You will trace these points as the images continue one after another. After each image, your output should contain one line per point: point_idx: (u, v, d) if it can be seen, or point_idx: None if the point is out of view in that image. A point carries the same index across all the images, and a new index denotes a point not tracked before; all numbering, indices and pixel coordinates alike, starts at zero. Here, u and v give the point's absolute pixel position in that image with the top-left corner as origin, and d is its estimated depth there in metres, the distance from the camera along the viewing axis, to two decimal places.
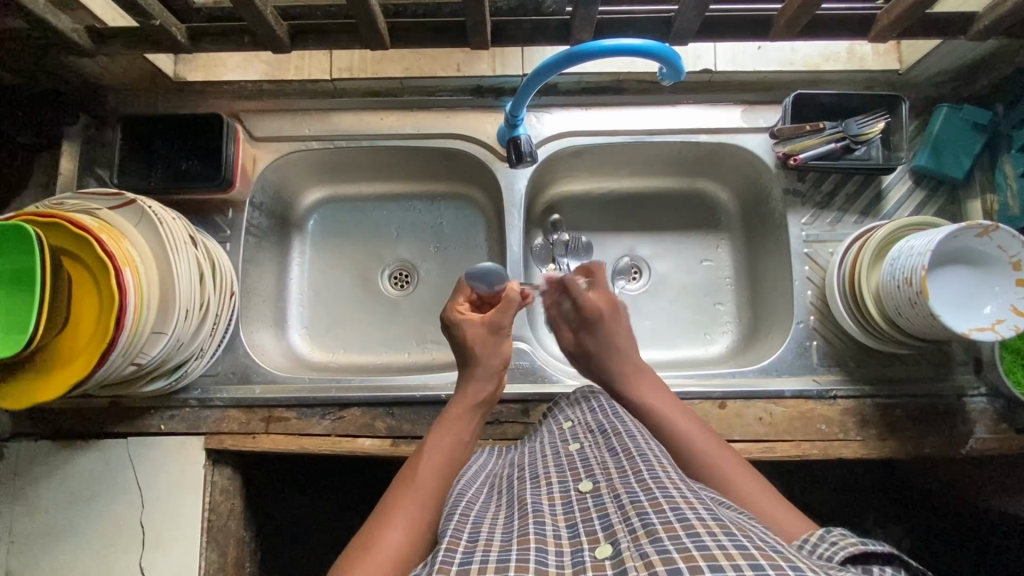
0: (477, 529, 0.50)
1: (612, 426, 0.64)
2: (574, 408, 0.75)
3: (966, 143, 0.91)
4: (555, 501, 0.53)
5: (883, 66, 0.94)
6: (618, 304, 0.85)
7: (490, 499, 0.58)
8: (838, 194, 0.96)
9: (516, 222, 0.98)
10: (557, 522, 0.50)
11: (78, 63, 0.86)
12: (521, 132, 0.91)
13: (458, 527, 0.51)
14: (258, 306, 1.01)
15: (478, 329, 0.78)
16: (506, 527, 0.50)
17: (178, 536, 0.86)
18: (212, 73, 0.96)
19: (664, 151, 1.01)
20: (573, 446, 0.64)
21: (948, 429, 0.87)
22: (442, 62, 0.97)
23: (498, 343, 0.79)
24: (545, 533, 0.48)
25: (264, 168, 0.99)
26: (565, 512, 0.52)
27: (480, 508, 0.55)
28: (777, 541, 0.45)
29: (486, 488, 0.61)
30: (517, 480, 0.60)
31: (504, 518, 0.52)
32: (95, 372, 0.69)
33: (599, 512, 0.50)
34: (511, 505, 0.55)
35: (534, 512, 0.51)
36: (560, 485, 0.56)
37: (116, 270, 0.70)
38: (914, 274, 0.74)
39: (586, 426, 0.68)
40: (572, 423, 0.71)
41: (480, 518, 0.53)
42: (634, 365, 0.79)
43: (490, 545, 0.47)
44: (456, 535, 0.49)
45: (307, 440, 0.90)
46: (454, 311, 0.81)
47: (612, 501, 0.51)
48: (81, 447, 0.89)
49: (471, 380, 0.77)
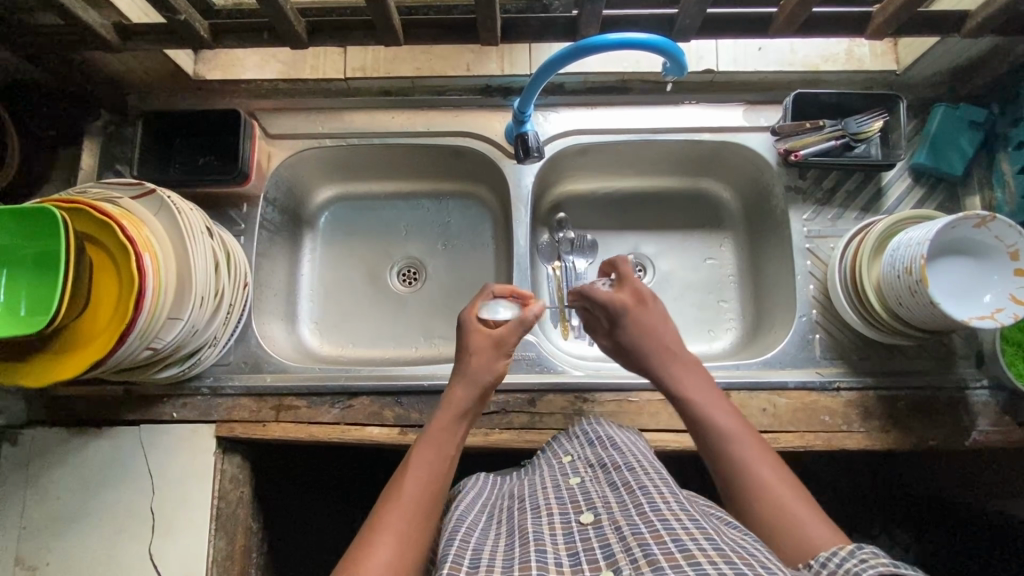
0: (478, 555, 0.52)
1: (612, 460, 0.66)
2: (571, 441, 0.77)
3: (963, 140, 0.93)
4: (556, 532, 0.55)
5: (880, 67, 0.97)
6: (648, 295, 0.82)
7: (489, 527, 0.59)
8: (839, 190, 0.98)
9: (523, 217, 1.00)
10: (558, 551, 0.52)
11: (103, 59, 0.90)
12: (528, 128, 0.94)
13: (459, 552, 0.53)
14: (270, 299, 1.04)
15: (483, 341, 0.78)
16: (507, 553, 0.52)
17: (188, 522, 0.87)
18: (230, 73, 0.99)
19: (667, 150, 1.04)
20: (573, 480, 0.65)
21: (951, 421, 0.88)
22: (453, 62, 1.00)
23: (495, 358, 0.78)
24: (547, 560, 0.50)
25: (278, 164, 1.02)
26: (566, 541, 0.53)
27: (480, 535, 0.57)
28: (779, 569, 0.46)
29: (484, 517, 0.62)
30: (519, 509, 0.62)
31: (505, 546, 0.54)
32: (116, 350, 0.72)
33: (601, 542, 0.52)
34: (512, 534, 0.56)
35: (535, 540, 0.53)
36: (562, 516, 0.57)
37: (136, 254, 0.72)
38: (913, 263, 0.76)
39: (586, 460, 0.70)
40: (571, 456, 0.73)
41: (480, 545, 0.55)
42: (672, 354, 0.77)
43: (492, 570, 0.50)
44: (457, 561, 0.51)
45: (316, 428, 0.91)
46: (471, 315, 0.81)
47: (613, 532, 0.52)
48: (94, 434, 0.91)
49: (461, 384, 0.75)
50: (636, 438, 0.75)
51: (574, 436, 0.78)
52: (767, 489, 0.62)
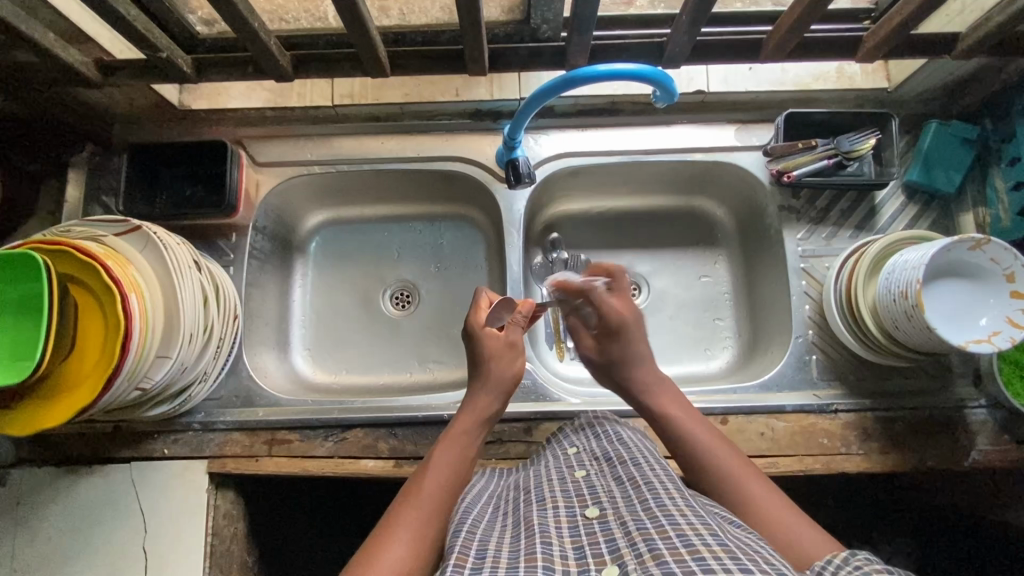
0: (484, 547, 0.51)
1: (617, 454, 0.66)
2: (578, 435, 0.77)
3: (955, 158, 0.93)
4: (561, 524, 0.54)
5: (871, 84, 0.96)
6: (639, 308, 0.81)
7: (496, 519, 0.59)
8: (833, 209, 0.97)
9: (515, 241, 0.99)
10: (564, 544, 0.51)
11: (87, 93, 0.88)
12: (519, 153, 0.93)
13: (465, 544, 0.51)
14: (261, 329, 1.02)
15: (498, 342, 0.76)
16: (513, 545, 0.51)
17: (181, 561, 0.86)
18: (216, 101, 0.98)
19: (659, 170, 1.03)
20: (579, 473, 0.65)
21: (950, 442, 0.88)
22: (441, 88, 0.99)
23: (512, 359, 0.76)
24: (552, 553, 0.49)
25: (267, 192, 1.01)
26: (571, 535, 0.52)
27: (486, 526, 0.56)
28: (783, 563, 0.46)
29: (490, 509, 0.61)
30: (524, 501, 0.61)
31: (511, 537, 0.53)
32: (100, 399, 0.70)
33: (606, 536, 0.51)
34: (518, 526, 0.55)
35: (541, 533, 0.52)
36: (567, 510, 0.57)
37: (123, 296, 0.71)
38: (909, 288, 0.75)
39: (592, 453, 0.70)
40: (577, 449, 0.73)
41: (486, 537, 0.54)
42: (658, 375, 0.77)
43: (498, 562, 0.48)
44: (463, 552, 0.50)
45: (310, 462, 0.90)
46: (477, 322, 0.78)
47: (618, 527, 0.51)
48: (85, 473, 0.89)
49: (479, 393, 0.74)
50: (640, 434, 0.74)
51: (578, 428, 0.78)
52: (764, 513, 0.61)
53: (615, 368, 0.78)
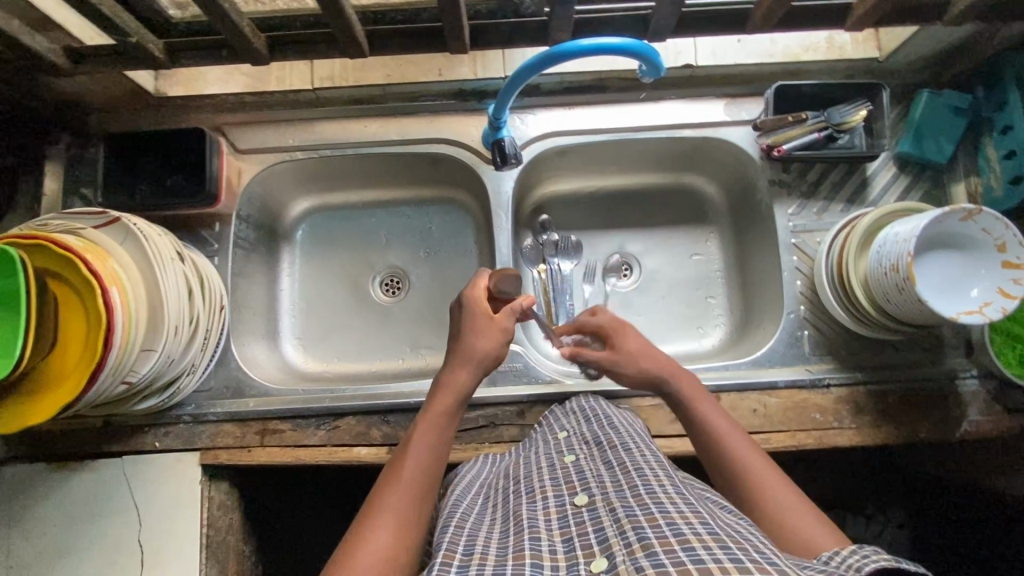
0: (472, 543, 0.52)
1: (607, 439, 0.66)
2: (567, 418, 0.77)
3: (947, 127, 0.92)
4: (550, 516, 0.54)
5: (861, 54, 0.95)
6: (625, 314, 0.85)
7: (485, 511, 0.60)
8: (824, 182, 0.96)
9: (504, 224, 0.98)
10: (553, 537, 0.51)
11: (58, 82, 0.86)
12: (504, 133, 0.90)
13: (453, 540, 0.52)
14: (249, 319, 1.01)
15: (487, 321, 0.74)
16: (502, 542, 0.51)
17: (177, 553, 0.86)
18: (193, 87, 0.96)
19: (648, 148, 1.02)
20: (568, 458, 0.65)
21: (941, 413, 0.88)
22: (424, 67, 0.97)
23: (497, 339, 0.74)
24: (540, 548, 0.49)
25: (249, 180, 0.99)
26: (561, 527, 0.52)
27: (475, 520, 0.57)
28: (773, 550, 0.46)
29: (480, 500, 0.63)
30: (514, 492, 0.61)
31: (500, 533, 0.53)
32: (83, 395, 0.69)
33: (595, 525, 0.50)
34: (507, 520, 0.56)
35: (530, 528, 0.52)
36: (556, 499, 0.57)
37: (103, 287, 0.70)
38: (900, 261, 0.75)
39: (581, 437, 0.70)
40: (566, 433, 0.73)
41: (475, 532, 0.54)
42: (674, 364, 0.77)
43: (485, 558, 0.49)
44: (450, 549, 0.50)
45: (303, 451, 0.90)
46: (473, 296, 0.75)
47: (607, 514, 0.51)
48: (76, 468, 0.88)
49: (460, 370, 0.72)
50: (631, 420, 0.73)
51: (570, 413, 0.79)
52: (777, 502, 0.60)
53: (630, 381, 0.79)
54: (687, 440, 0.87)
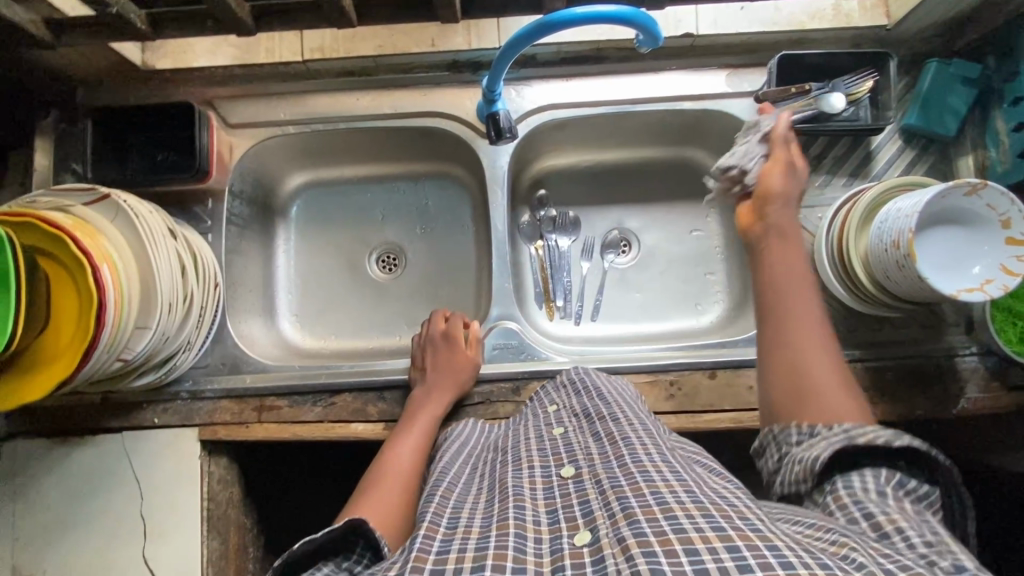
0: (457, 515, 0.52)
1: (596, 410, 0.66)
2: (558, 390, 0.77)
3: (954, 99, 0.89)
4: (536, 486, 0.55)
5: (868, 22, 0.91)
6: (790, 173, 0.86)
7: (472, 480, 0.60)
8: (827, 156, 0.94)
9: (500, 200, 0.97)
10: (537, 507, 0.51)
11: (43, 56, 0.84)
12: (499, 107, 0.88)
13: (437, 513, 0.52)
14: (245, 296, 1.01)
15: (449, 351, 0.89)
16: (487, 511, 0.52)
17: (177, 527, 0.87)
18: (181, 60, 0.94)
19: (648, 120, 1.00)
20: (557, 431, 0.65)
21: (939, 390, 0.87)
22: (417, 37, 0.93)
23: (461, 366, 0.88)
24: (524, 518, 0.49)
25: (241, 155, 0.97)
26: (546, 497, 0.53)
27: (463, 490, 0.58)
28: (757, 514, 0.46)
29: (468, 469, 0.63)
30: (501, 462, 0.62)
31: (485, 502, 0.54)
32: (79, 371, 0.69)
33: (580, 497, 0.51)
34: (492, 489, 0.56)
35: (515, 496, 0.52)
36: (542, 470, 0.57)
37: (92, 267, 0.69)
38: (901, 237, 0.73)
39: (571, 410, 0.70)
40: (556, 406, 0.73)
41: (461, 503, 0.54)
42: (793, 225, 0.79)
43: (469, 531, 0.48)
44: (434, 522, 0.50)
45: (300, 427, 0.90)
46: (438, 332, 0.92)
47: (593, 487, 0.52)
48: (77, 444, 0.90)
49: (433, 389, 0.86)
50: (622, 388, 0.74)
51: (561, 385, 0.78)
52: (819, 374, 0.63)
53: (759, 201, 0.81)
54: (681, 416, 0.87)
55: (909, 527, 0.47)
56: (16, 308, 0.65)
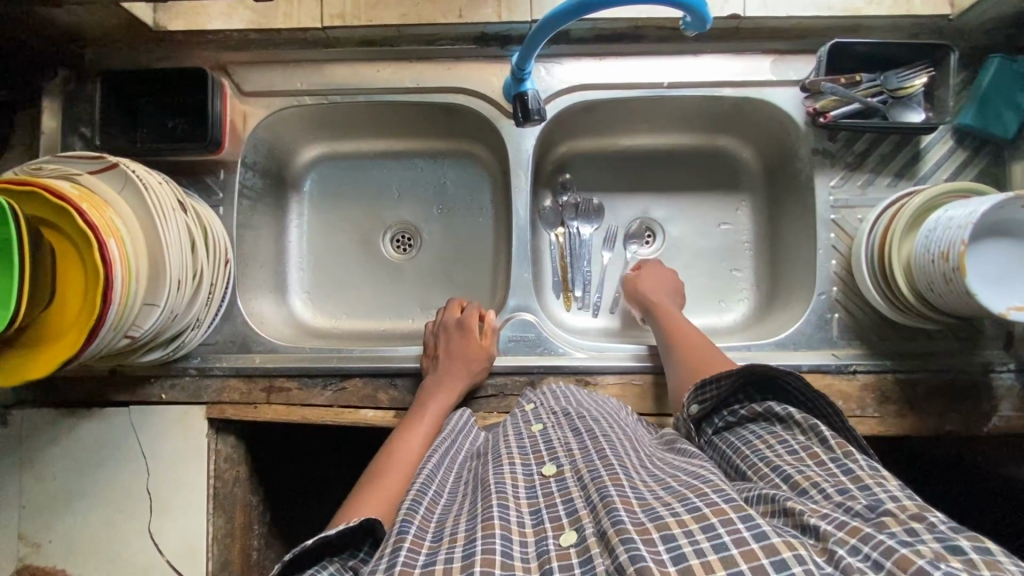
0: (444, 525, 0.49)
1: (576, 409, 0.64)
2: (534, 392, 0.76)
3: (1015, 98, 0.83)
4: (518, 483, 0.52)
5: (931, 11, 0.84)
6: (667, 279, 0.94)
7: (456, 491, 0.58)
8: (872, 153, 0.89)
9: (523, 183, 0.92)
10: (520, 507, 0.49)
11: (50, 12, 0.80)
12: (528, 86, 0.83)
13: (422, 524, 0.49)
14: (256, 271, 0.98)
15: (465, 344, 0.85)
16: (471, 514, 0.49)
17: (183, 503, 0.86)
18: (194, 22, 0.89)
19: (682, 105, 0.94)
20: (535, 427, 0.62)
21: (971, 406, 0.84)
22: (444, 7, 0.88)
23: (473, 356, 0.85)
24: (508, 519, 0.47)
25: (255, 125, 0.93)
26: (529, 497, 0.51)
27: (447, 501, 0.55)
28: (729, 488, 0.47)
29: (453, 478, 0.61)
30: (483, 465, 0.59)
31: (467, 506, 0.51)
32: (86, 348, 0.67)
33: (564, 496, 0.49)
34: (476, 490, 0.54)
35: (498, 493, 0.50)
36: (523, 467, 0.55)
37: (99, 241, 0.66)
38: (951, 248, 0.69)
39: (550, 408, 0.68)
40: (533, 405, 0.70)
41: (445, 515, 0.52)
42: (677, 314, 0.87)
43: (456, 538, 0.46)
44: (418, 535, 0.47)
45: (308, 411, 0.88)
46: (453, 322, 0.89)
47: (576, 484, 0.50)
48: (83, 415, 0.88)
49: (448, 375, 0.83)
50: (601, 400, 0.72)
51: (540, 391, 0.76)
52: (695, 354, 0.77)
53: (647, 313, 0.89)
54: None
55: (824, 480, 0.48)
56: (19, 285, 0.62)
